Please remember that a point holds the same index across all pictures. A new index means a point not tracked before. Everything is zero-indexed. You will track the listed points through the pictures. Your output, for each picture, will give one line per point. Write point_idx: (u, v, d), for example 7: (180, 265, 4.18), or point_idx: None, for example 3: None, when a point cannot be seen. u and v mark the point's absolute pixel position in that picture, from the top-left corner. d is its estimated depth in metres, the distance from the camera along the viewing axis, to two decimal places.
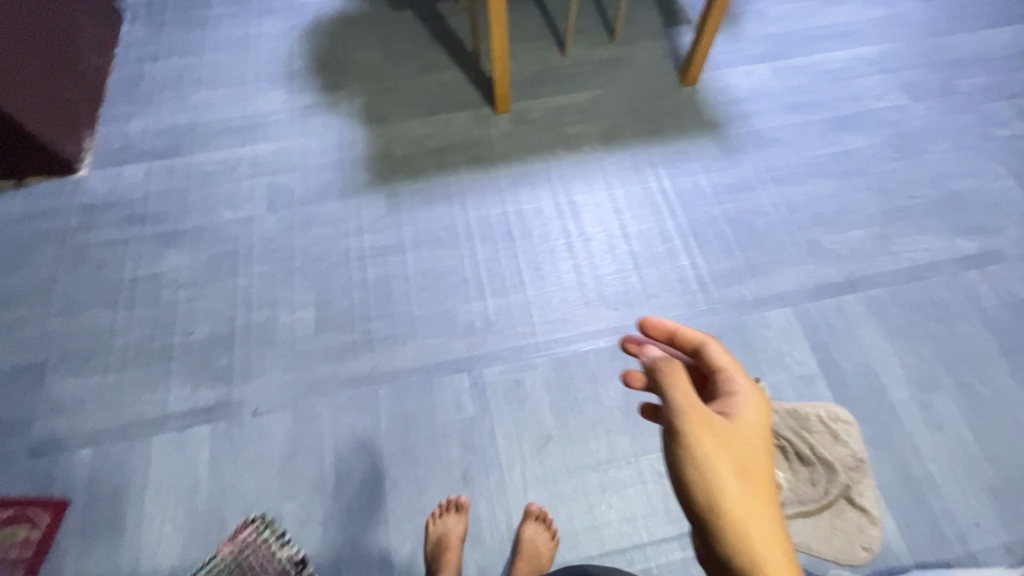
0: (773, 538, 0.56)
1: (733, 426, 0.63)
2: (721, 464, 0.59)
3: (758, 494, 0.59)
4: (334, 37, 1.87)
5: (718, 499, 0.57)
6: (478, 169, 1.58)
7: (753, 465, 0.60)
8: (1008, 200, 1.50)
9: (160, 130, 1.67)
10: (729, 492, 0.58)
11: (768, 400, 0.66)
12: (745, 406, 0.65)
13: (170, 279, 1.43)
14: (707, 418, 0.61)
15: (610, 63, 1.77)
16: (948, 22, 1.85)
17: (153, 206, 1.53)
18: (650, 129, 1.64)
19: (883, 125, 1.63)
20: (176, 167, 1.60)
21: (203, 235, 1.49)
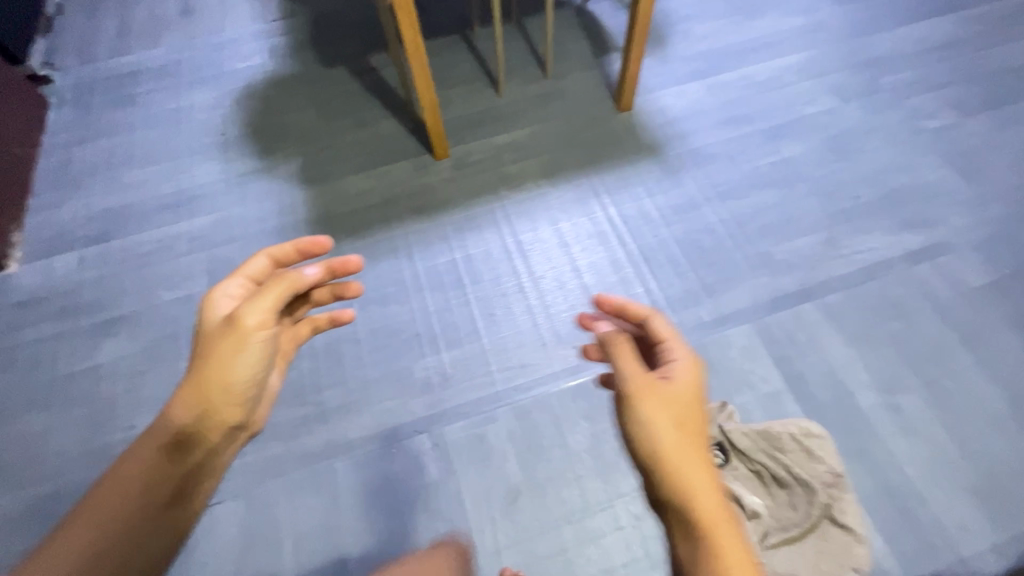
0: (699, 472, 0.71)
1: (675, 389, 0.77)
2: (660, 418, 0.74)
3: (689, 434, 0.74)
4: (269, 101, 1.85)
5: (654, 436, 0.73)
6: (423, 220, 1.55)
7: (686, 413, 0.75)
8: (948, 190, 1.52)
9: (92, 215, 1.62)
10: (663, 436, 0.73)
11: (698, 362, 0.79)
12: (685, 368, 0.79)
13: (109, 370, 1.36)
14: (647, 378, 0.77)
15: (545, 97, 1.78)
16: (865, 25, 1.90)
17: (91, 294, 1.47)
18: (589, 160, 1.64)
19: (815, 131, 1.65)
20: (110, 250, 1.55)
21: (142, 318, 1.43)
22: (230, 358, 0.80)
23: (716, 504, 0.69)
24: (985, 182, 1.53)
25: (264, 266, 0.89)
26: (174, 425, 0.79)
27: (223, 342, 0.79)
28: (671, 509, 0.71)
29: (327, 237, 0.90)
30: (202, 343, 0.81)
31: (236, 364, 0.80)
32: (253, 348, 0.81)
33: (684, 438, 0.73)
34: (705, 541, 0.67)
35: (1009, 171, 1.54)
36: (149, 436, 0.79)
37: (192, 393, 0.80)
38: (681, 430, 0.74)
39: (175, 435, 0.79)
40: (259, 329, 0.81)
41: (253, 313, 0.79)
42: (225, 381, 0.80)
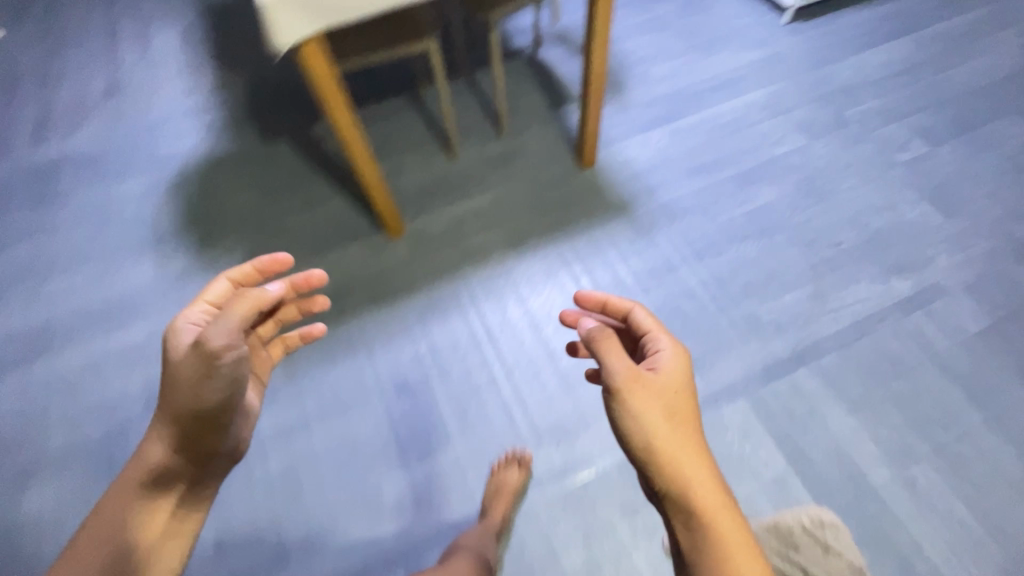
0: (697, 458, 0.71)
1: (663, 380, 0.77)
2: (654, 409, 0.74)
3: (681, 423, 0.74)
4: (205, 184, 1.71)
5: (644, 427, 0.73)
6: (381, 309, 1.42)
7: (677, 402, 0.76)
8: (930, 227, 1.45)
9: (10, 335, 1.45)
10: (653, 426, 0.73)
11: (686, 350, 0.81)
12: (674, 358, 0.80)
13: (32, 524, 1.19)
14: (634, 371, 0.76)
15: (503, 158, 1.68)
16: (823, 53, 1.85)
17: (12, 431, 1.30)
18: (554, 224, 1.53)
19: (787, 173, 1.58)
20: (31, 377, 1.38)
21: (70, 456, 1.27)
22: (196, 384, 0.71)
23: (715, 488, 0.70)
24: (967, 215, 1.47)
25: (225, 290, 0.82)
26: (155, 458, 0.74)
27: (185, 369, 0.71)
28: (669, 500, 0.71)
29: (286, 257, 0.82)
30: (166, 371, 0.73)
31: (202, 390, 0.71)
32: (218, 377, 0.71)
33: (677, 427, 0.74)
34: (707, 526, 0.67)
35: (989, 201, 1.48)
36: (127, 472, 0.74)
37: (169, 424, 0.74)
38: (672, 418, 0.74)
39: (155, 470, 0.74)
40: (228, 355, 0.71)
41: (217, 333, 0.69)
42: (194, 411, 0.72)
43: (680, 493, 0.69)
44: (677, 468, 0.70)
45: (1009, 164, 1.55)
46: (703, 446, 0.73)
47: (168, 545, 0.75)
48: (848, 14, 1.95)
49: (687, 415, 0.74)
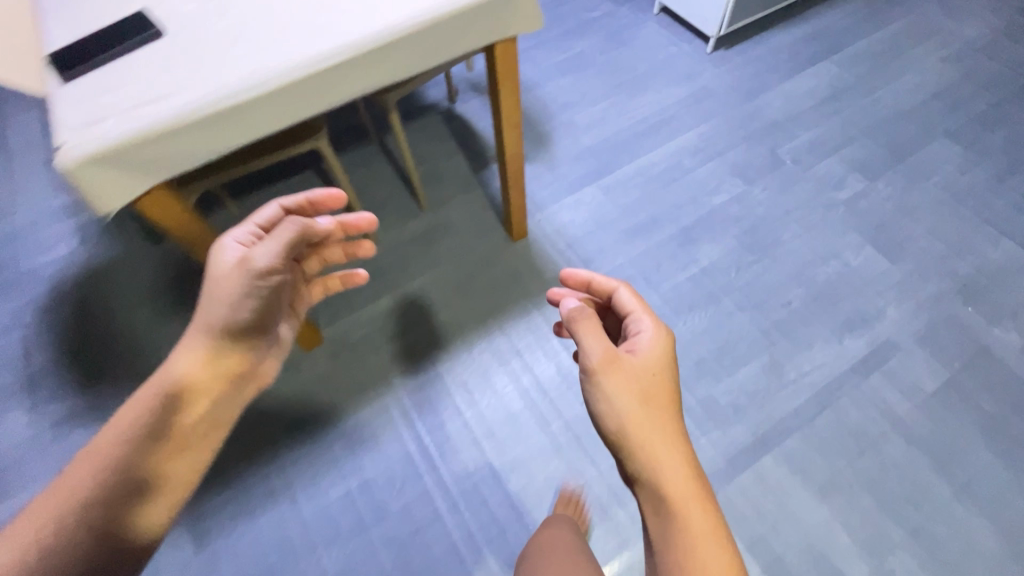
0: (669, 443, 0.65)
1: (640, 362, 0.72)
2: (627, 392, 0.69)
3: (657, 410, 0.68)
4: (84, 304, 1.47)
5: (616, 410, 0.68)
6: (303, 440, 1.25)
7: (654, 385, 0.70)
8: (877, 273, 1.39)
9: None
10: (626, 408, 0.68)
11: (669, 333, 0.74)
12: (654, 341, 0.74)
13: None
14: (610, 351, 0.71)
15: (426, 236, 1.51)
16: (750, 84, 1.78)
17: None
18: (489, 312, 1.38)
19: (728, 225, 1.49)
20: None
21: None
22: (236, 295, 0.72)
23: (689, 484, 0.63)
24: (911, 256, 1.41)
25: (276, 215, 0.83)
26: (194, 355, 0.72)
27: (230, 279, 0.73)
28: (640, 487, 0.66)
29: (343, 194, 0.81)
30: (210, 281, 0.74)
31: (236, 307, 0.73)
32: (257, 296, 0.74)
33: (652, 413, 0.68)
34: (675, 518, 0.61)
35: (931, 238, 1.44)
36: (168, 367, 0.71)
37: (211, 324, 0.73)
38: (646, 402, 0.68)
39: (189, 368, 0.71)
40: (271, 274, 0.74)
41: (261, 251, 0.73)
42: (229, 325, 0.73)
43: (650, 482, 0.63)
44: (646, 452, 0.65)
45: (946, 193, 1.51)
46: (679, 432, 0.67)
47: (184, 464, 0.68)
48: (770, 38, 1.88)
49: (665, 399, 0.68)
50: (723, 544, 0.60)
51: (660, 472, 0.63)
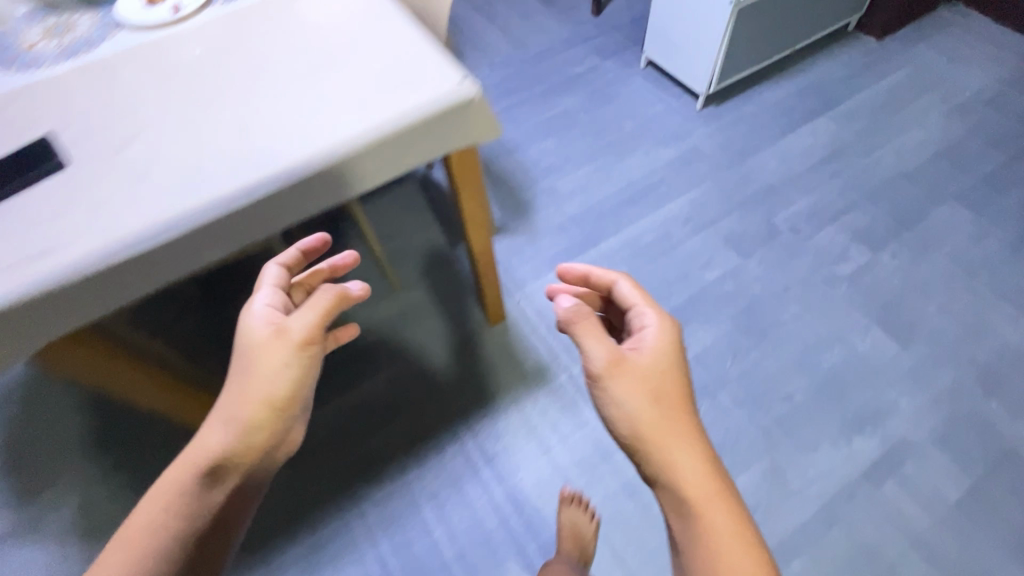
0: (684, 442, 0.63)
1: (648, 361, 0.67)
2: (640, 395, 0.65)
3: (669, 410, 0.64)
4: (32, 399, 1.38)
5: (628, 414, 0.64)
6: (255, 563, 1.13)
7: (664, 386, 0.66)
8: (885, 360, 1.27)
9: None
10: (639, 413, 0.64)
11: (674, 326, 0.69)
12: (656, 337, 0.69)
13: None
14: (617, 355, 0.67)
15: (396, 318, 1.41)
16: (742, 143, 1.68)
17: None
18: (461, 409, 1.27)
19: (722, 304, 1.38)
20: None
21: None
22: (277, 370, 0.62)
23: (708, 481, 0.61)
24: (922, 339, 1.30)
25: (280, 275, 0.69)
26: (237, 432, 0.61)
27: (274, 351, 0.63)
28: (659, 489, 0.64)
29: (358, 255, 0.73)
30: (243, 354, 0.63)
31: (279, 375, 0.63)
32: (302, 361, 0.64)
33: (662, 412, 0.64)
34: (697, 519, 0.60)
35: (945, 318, 1.32)
36: (206, 442, 0.61)
37: (254, 401, 0.62)
38: (655, 400, 0.65)
39: (228, 447, 0.60)
40: (310, 343, 0.64)
41: (300, 320, 0.64)
42: (267, 393, 0.62)
43: (673, 483, 0.61)
44: (661, 453, 0.63)
45: (959, 266, 1.39)
46: (694, 427, 0.64)
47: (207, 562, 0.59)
48: (762, 93, 1.79)
49: (677, 398, 0.65)
50: (743, 537, 0.60)
51: (677, 473, 0.62)
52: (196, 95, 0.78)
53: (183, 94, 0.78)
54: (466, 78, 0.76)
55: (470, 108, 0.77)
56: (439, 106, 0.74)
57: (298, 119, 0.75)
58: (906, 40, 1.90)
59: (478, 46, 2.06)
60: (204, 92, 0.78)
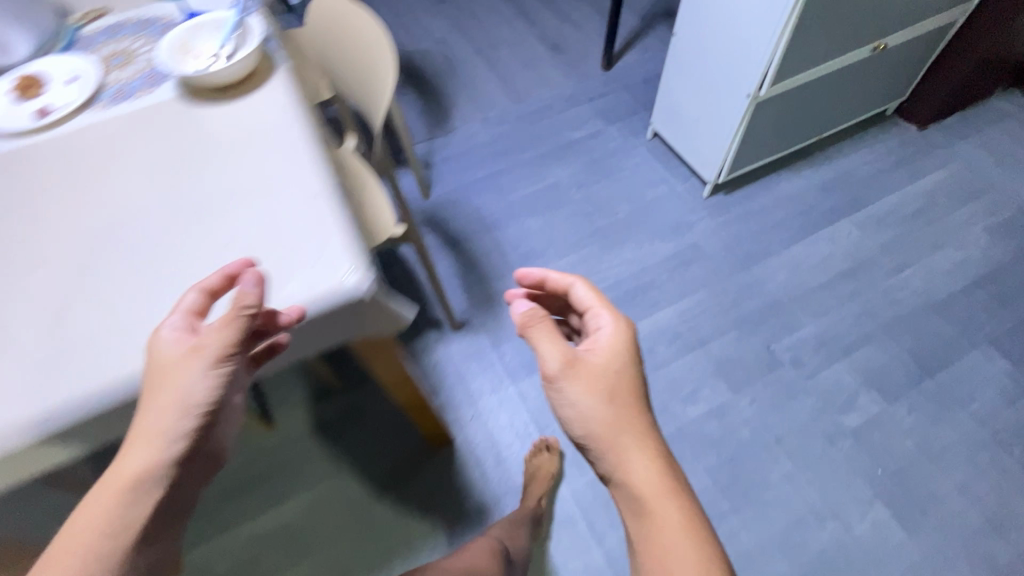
0: (642, 446, 0.60)
1: (602, 365, 0.63)
2: (594, 398, 0.61)
3: (623, 407, 0.61)
4: None
5: (582, 418, 0.61)
6: None
7: (619, 384, 0.62)
8: (888, 550, 1.08)
9: None
10: (593, 416, 0.61)
11: (630, 326, 0.65)
12: (613, 331, 0.66)
13: None
14: (568, 356, 0.63)
15: (331, 426, 1.23)
16: (749, 245, 1.48)
17: None
18: (383, 556, 1.10)
19: (701, 452, 1.19)
20: None
21: None
22: (189, 388, 0.51)
23: (660, 481, 0.57)
24: (934, 525, 1.10)
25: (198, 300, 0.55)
26: (168, 444, 0.51)
27: (188, 361, 0.51)
28: (614, 489, 0.60)
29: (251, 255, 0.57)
30: (152, 370, 0.52)
31: (192, 389, 0.51)
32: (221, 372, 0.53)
33: (617, 410, 0.61)
34: (648, 517, 0.56)
35: (964, 501, 1.12)
36: (126, 462, 0.50)
37: (177, 414, 0.51)
38: (610, 398, 0.61)
39: (150, 469, 0.50)
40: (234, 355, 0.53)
41: (215, 339, 0.52)
42: (177, 407, 0.51)
43: (620, 483, 0.58)
44: (617, 459, 0.59)
45: (986, 433, 1.19)
46: (649, 430, 0.60)
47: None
48: (779, 183, 1.58)
49: (632, 400, 0.61)
50: (695, 541, 0.54)
51: (627, 475, 0.58)
52: (38, 249, 0.64)
53: (27, 244, 0.65)
54: (365, 275, 0.60)
55: (364, 311, 0.62)
56: (321, 312, 0.59)
57: (141, 303, 0.60)
58: (953, 131, 1.67)
59: (472, 94, 1.87)
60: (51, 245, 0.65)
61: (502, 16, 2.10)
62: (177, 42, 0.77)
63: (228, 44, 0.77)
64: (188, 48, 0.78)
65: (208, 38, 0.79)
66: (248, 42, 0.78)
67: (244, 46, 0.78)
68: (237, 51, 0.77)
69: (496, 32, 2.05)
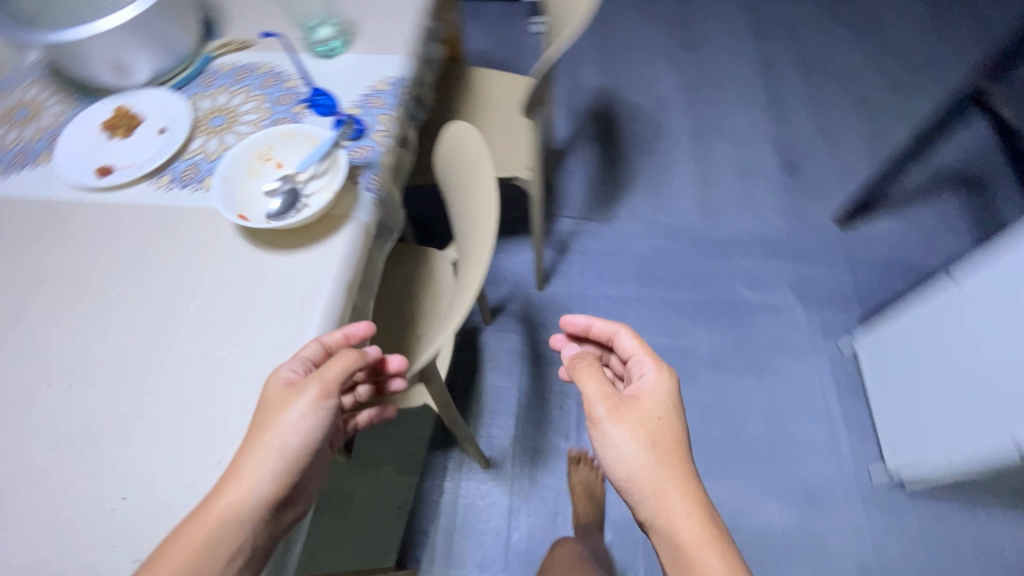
0: (684, 491, 0.57)
1: (644, 406, 0.61)
2: (635, 439, 0.58)
3: (665, 456, 0.58)
4: None
5: (624, 460, 0.58)
6: None
7: (661, 429, 0.60)
8: None
9: None
10: (633, 458, 0.58)
11: (675, 375, 0.63)
12: (656, 378, 0.64)
13: None
14: (611, 393, 0.61)
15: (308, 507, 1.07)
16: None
17: None
18: None
19: None
20: None
21: None
22: (289, 426, 0.47)
23: (700, 528, 0.55)
24: None
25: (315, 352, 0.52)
26: (261, 483, 0.46)
27: (291, 398, 0.48)
28: (653, 534, 0.58)
29: (377, 323, 0.57)
30: (254, 415, 0.48)
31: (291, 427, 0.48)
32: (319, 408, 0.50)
33: (659, 458, 0.58)
34: (693, 568, 0.53)
35: None
36: (210, 507, 0.44)
37: (271, 455, 0.46)
38: (653, 445, 0.58)
39: (241, 510, 0.45)
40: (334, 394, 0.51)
41: (325, 380, 0.50)
42: (271, 445, 0.46)
43: (663, 529, 0.56)
44: (661, 504, 0.57)
45: None
46: (691, 478, 0.57)
47: None
48: (991, 521, 1.08)
49: (674, 447, 0.58)
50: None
51: (669, 520, 0.56)
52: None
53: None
54: None
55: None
56: None
57: None
58: None
59: (658, 185, 1.54)
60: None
61: (749, 101, 1.69)
62: (257, 147, 0.61)
63: (310, 177, 0.61)
64: (268, 158, 0.62)
65: (295, 153, 0.62)
66: (333, 181, 0.61)
67: (324, 188, 0.61)
68: (313, 195, 0.60)
69: (730, 118, 1.66)
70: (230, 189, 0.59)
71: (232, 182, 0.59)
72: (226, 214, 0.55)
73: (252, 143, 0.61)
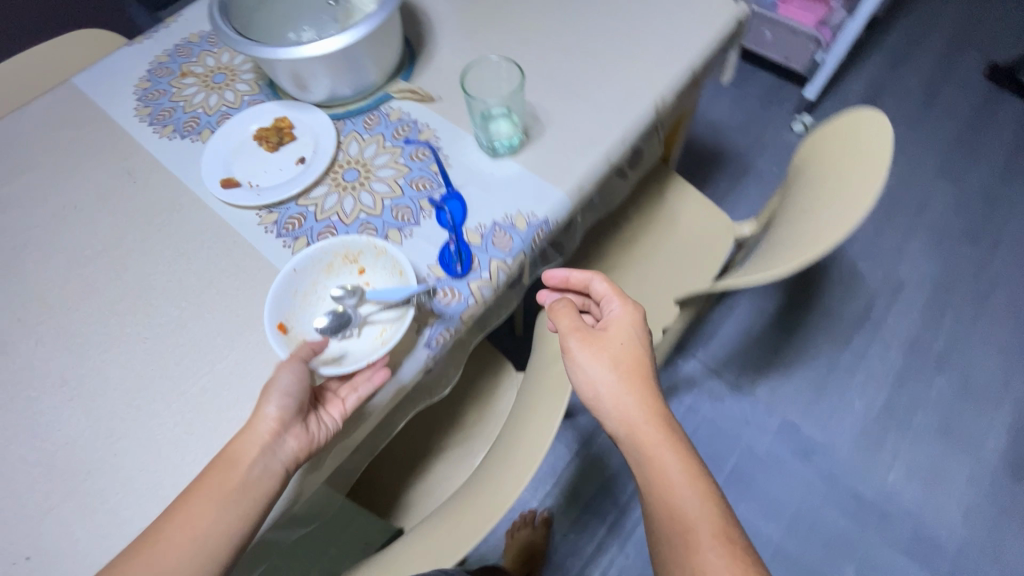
0: (649, 403, 0.52)
1: (608, 331, 0.55)
2: (597, 358, 0.53)
3: (634, 374, 0.53)
4: None
5: (590, 381, 0.53)
6: None
7: (630, 352, 0.54)
8: None
9: None
10: (599, 378, 0.53)
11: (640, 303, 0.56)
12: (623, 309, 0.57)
13: None
14: (577, 323, 0.56)
15: None
16: None
17: None
18: None
19: None
20: None
21: None
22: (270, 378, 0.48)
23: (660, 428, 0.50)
24: None
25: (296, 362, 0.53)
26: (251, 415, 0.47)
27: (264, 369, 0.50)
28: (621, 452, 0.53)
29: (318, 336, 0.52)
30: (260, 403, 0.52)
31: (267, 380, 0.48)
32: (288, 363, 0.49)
33: (627, 377, 0.53)
34: (653, 468, 0.49)
35: None
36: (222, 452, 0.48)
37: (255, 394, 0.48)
38: (620, 366, 0.53)
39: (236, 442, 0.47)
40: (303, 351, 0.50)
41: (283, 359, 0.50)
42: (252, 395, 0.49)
43: (629, 439, 0.51)
44: (627, 420, 0.52)
45: None
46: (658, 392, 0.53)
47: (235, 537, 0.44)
48: None
49: (640, 368, 0.53)
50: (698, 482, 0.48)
51: (632, 429, 0.51)
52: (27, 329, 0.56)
53: (41, 303, 0.57)
54: None
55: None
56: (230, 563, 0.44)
57: None
58: None
59: (826, 383, 1.22)
60: (37, 325, 0.56)
61: (1013, 346, 1.25)
62: (347, 247, 0.56)
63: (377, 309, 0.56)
64: (354, 260, 0.57)
65: (379, 272, 0.57)
66: (389, 328, 0.55)
67: (378, 330, 0.55)
68: (365, 332, 0.55)
69: (973, 353, 1.24)
70: (295, 284, 0.55)
71: (303, 275, 0.55)
72: (267, 321, 0.52)
73: (342, 242, 0.56)
